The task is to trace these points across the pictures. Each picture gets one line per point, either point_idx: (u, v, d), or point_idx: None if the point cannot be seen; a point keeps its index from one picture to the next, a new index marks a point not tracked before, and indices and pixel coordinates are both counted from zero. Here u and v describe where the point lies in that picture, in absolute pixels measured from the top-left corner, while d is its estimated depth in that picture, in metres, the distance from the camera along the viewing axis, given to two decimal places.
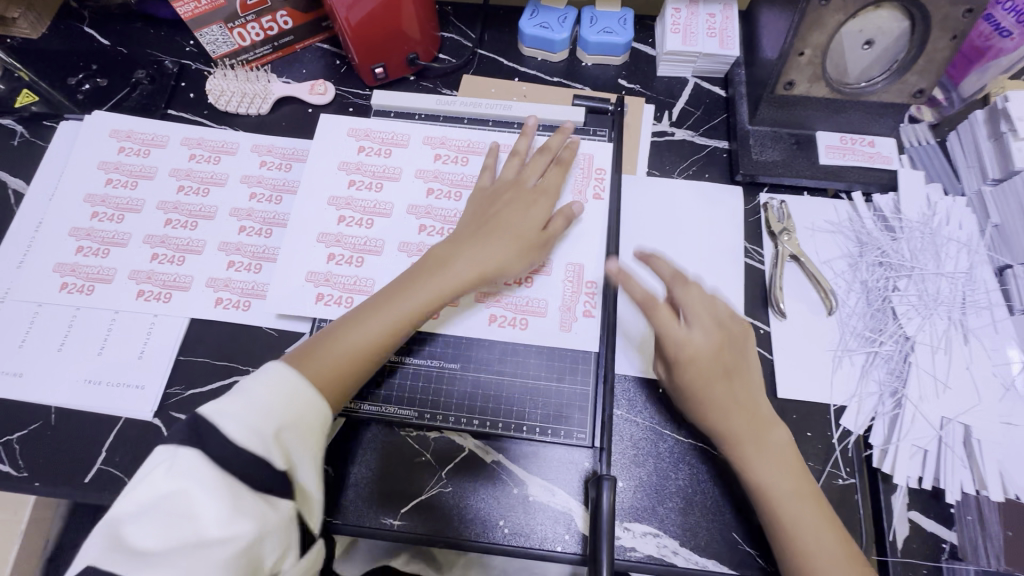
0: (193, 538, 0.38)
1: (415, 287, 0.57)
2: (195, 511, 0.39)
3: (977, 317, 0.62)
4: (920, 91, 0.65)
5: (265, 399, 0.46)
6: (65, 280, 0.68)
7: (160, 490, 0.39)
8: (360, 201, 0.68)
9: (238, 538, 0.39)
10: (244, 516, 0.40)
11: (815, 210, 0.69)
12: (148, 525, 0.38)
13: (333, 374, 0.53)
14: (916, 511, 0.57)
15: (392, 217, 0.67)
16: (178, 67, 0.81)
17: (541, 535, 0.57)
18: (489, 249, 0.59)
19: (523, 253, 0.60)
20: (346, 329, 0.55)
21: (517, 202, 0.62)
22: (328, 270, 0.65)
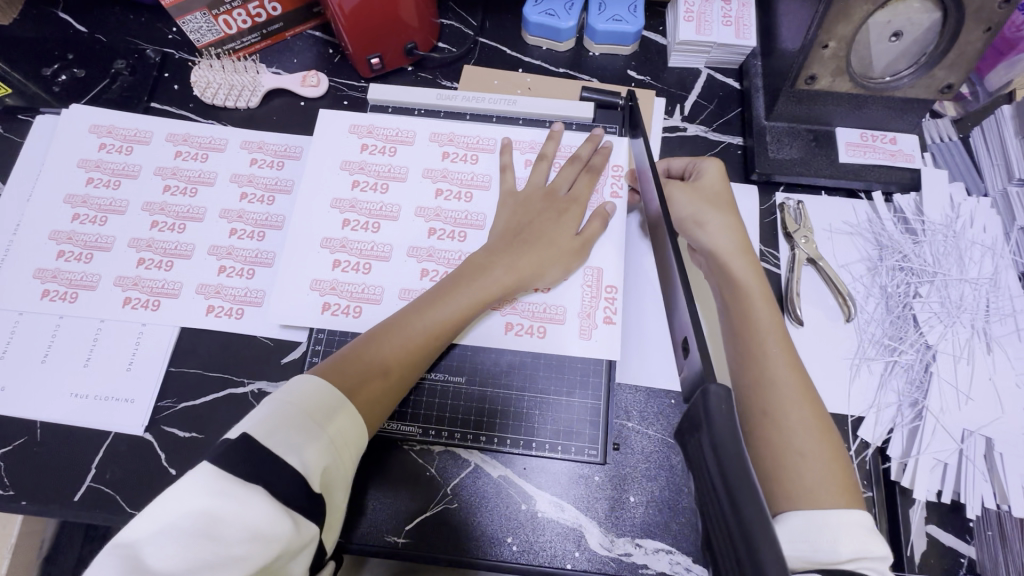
0: (216, 557, 0.36)
1: (454, 295, 0.55)
2: (220, 527, 0.37)
3: (1001, 325, 0.59)
4: (948, 86, 0.62)
5: (297, 414, 0.44)
6: (46, 288, 0.64)
7: (182, 509, 0.37)
8: (365, 204, 0.64)
9: (263, 554, 0.37)
10: (271, 533, 0.38)
11: (833, 212, 0.67)
12: (167, 548, 0.36)
13: (369, 383, 0.50)
14: (934, 525, 0.56)
15: (399, 220, 0.64)
16: (161, 57, 0.77)
17: (550, 552, 0.55)
18: (527, 254, 0.57)
19: (562, 258, 0.58)
20: (382, 338, 0.53)
21: (551, 210, 0.61)
22: (334, 277, 0.62)
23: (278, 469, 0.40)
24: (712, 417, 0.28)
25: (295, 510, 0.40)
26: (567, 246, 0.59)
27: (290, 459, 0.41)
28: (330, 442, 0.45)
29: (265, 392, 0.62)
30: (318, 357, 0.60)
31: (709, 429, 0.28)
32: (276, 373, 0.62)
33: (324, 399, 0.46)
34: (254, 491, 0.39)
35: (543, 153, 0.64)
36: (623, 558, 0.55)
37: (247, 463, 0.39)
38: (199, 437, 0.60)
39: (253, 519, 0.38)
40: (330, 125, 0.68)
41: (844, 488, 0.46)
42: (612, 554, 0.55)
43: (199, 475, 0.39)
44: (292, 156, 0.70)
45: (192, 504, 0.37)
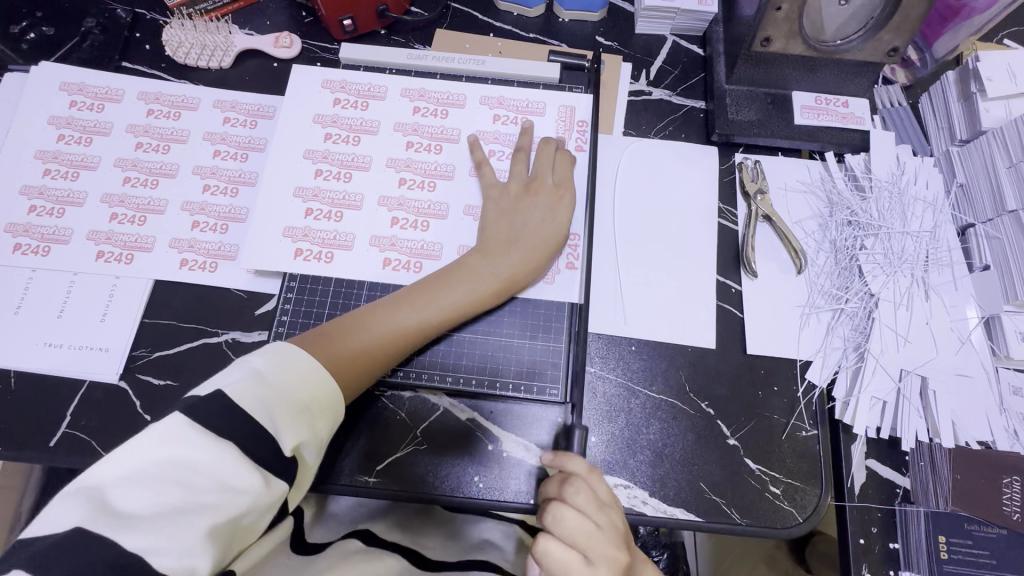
0: (185, 504, 0.37)
1: (440, 294, 0.56)
2: (191, 476, 0.38)
3: (939, 274, 0.63)
4: (894, 49, 0.65)
5: (274, 380, 0.45)
6: (18, 241, 0.65)
7: (152, 457, 0.37)
8: (337, 155, 0.66)
9: (231, 506, 0.39)
10: (241, 487, 0.39)
11: (789, 171, 0.70)
12: (137, 494, 0.36)
13: (347, 365, 0.52)
14: (873, 459, 0.60)
15: (371, 171, 0.65)
16: (132, 16, 0.76)
17: (514, 488, 0.58)
18: (512, 257, 0.58)
19: (535, 254, 0.59)
20: (369, 317, 0.55)
21: (525, 194, 0.61)
22: (307, 224, 0.63)
23: (250, 423, 0.41)
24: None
25: (273, 478, 0.42)
26: (539, 213, 0.60)
27: (263, 420, 0.42)
28: (304, 409, 0.46)
29: (239, 342, 0.63)
30: (290, 305, 0.61)
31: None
32: (250, 324, 0.64)
33: (305, 372, 0.47)
34: (224, 446, 0.40)
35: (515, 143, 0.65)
36: None
37: (212, 413, 0.40)
38: (174, 385, 0.61)
39: (224, 473, 0.39)
40: (301, 84, 0.69)
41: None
42: None
43: (168, 424, 0.39)
44: (265, 115, 0.71)
45: (163, 452, 0.38)
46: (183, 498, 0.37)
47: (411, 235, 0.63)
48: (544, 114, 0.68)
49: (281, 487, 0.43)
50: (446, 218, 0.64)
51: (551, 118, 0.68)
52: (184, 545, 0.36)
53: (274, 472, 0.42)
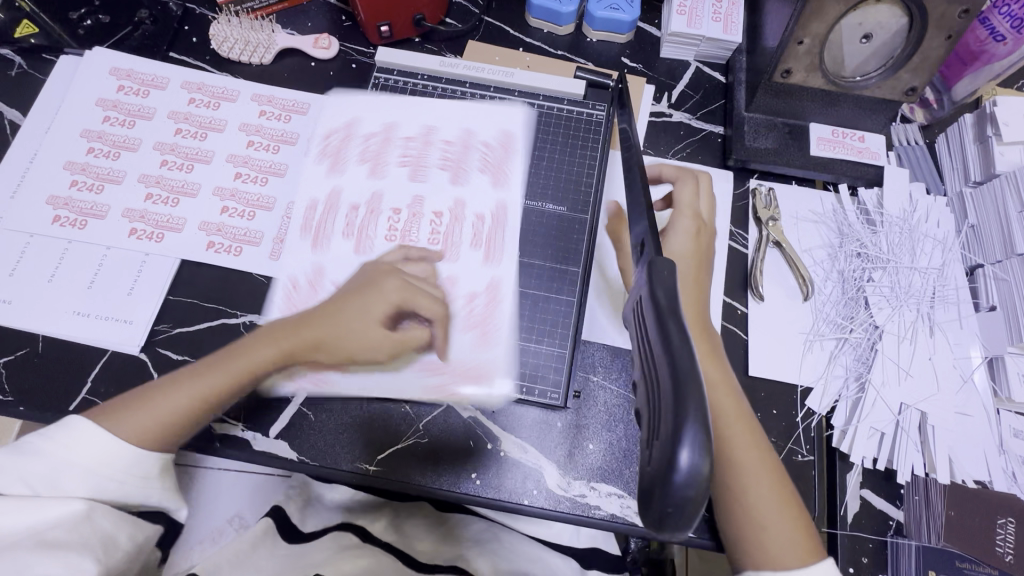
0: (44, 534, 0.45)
1: (244, 354, 0.56)
2: None
3: (945, 311, 0.64)
4: (912, 89, 0.67)
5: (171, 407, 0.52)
6: (58, 214, 0.68)
7: None
8: (392, 151, 0.70)
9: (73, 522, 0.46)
10: None
11: (801, 200, 0.71)
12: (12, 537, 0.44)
13: (172, 421, 0.52)
14: (868, 490, 0.60)
15: (416, 176, 0.69)
16: (182, 10, 0.81)
17: (511, 488, 0.59)
18: (333, 320, 0.59)
19: (380, 301, 0.59)
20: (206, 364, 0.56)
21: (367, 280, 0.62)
22: (331, 203, 0.67)
23: None
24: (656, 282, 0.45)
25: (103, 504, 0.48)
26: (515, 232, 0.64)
27: None
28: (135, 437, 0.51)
29: (257, 324, 0.65)
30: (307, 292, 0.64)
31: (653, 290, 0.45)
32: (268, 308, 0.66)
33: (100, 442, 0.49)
34: None
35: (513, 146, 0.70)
36: (578, 498, 0.59)
37: None
38: (191, 360, 0.64)
39: None
40: (355, 102, 0.72)
41: (807, 545, 0.50)
42: (567, 494, 0.59)
43: None
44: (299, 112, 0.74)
45: None
46: None
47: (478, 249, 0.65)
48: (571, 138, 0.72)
49: None
50: (498, 236, 0.66)
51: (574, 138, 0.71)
52: None
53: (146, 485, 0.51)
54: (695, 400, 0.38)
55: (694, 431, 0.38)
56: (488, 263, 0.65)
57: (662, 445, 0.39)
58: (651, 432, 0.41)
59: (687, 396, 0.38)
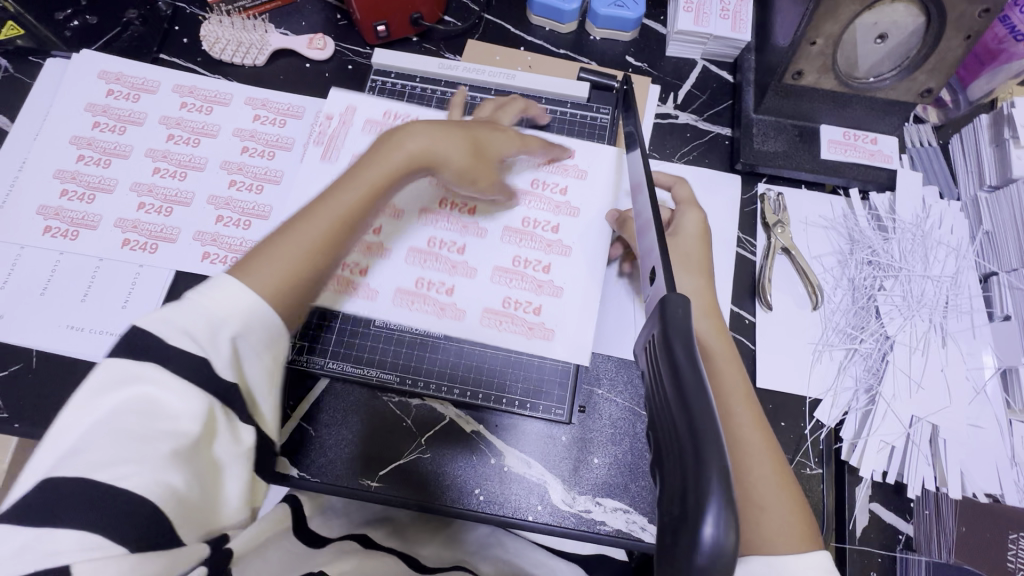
0: (156, 436, 0.35)
1: (367, 167, 0.48)
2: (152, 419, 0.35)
3: (958, 321, 0.63)
4: (928, 90, 0.64)
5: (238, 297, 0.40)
6: (48, 224, 0.66)
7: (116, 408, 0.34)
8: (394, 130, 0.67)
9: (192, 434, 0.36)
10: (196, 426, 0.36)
11: (811, 205, 0.69)
12: (92, 447, 0.33)
13: (303, 275, 0.43)
14: (878, 504, 0.59)
15: None
16: (172, 10, 0.78)
17: (514, 504, 0.58)
18: (427, 130, 0.51)
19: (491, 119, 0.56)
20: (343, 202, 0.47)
21: (480, 122, 0.57)
22: None
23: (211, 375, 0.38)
24: (668, 317, 0.32)
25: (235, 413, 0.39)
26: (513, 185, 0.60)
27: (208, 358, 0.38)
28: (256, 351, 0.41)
29: None
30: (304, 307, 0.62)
31: (664, 326, 0.31)
32: None
33: (246, 292, 0.40)
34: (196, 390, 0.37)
35: (524, 107, 0.65)
36: (582, 514, 0.58)
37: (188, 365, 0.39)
38: None
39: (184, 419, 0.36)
40: (354, 91, 0.68)
41: (804, 532, 0.46)
42: (572, 510, 0.58)
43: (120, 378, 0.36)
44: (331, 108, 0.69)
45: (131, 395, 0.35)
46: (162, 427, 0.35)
47: (530, 255, 0.61)
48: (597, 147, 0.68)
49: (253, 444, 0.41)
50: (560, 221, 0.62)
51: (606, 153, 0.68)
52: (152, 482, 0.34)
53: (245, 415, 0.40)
54: (716, 458, 0.24)
55: (721, 494, 0.23)
56: (498, 281, 0.60)
57: (681, 517, 0.24)
58: (670, 500, 0.25)
59: (707, 451, 0.24)
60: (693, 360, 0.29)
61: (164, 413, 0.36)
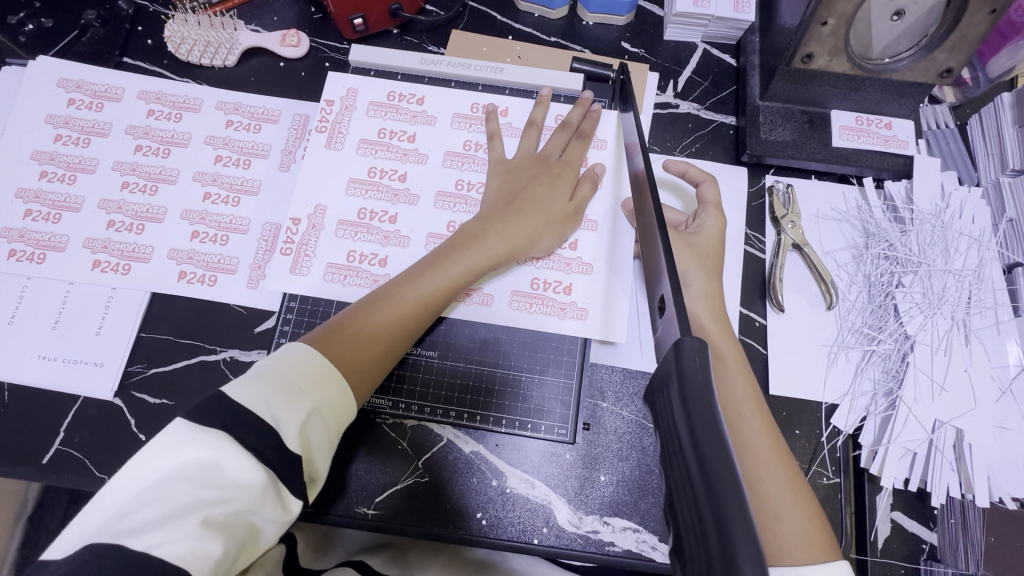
0: (204, 502, 0.37)
1: (447, 262, 0.54)
2: (211, 477, 0.38)
3: (981, 317, 0.59)
4: (948, 70, 0.60)
5: (292, 379, 0.45)
6: (12, 248, 0.62)
7: (177, 460, 0.37)
8: (393, 147, 0.63)
9: (238, 501, 0.38)
10: (247, 482, 0.39)
11: (823, 197, 0.65)
12: (144, 508, 0.36)
13: (376, 357, 0.51)
14: (899, 512, 0.57)
15: (426, 164, 0.63)
16: (133, 9, 0.73)
17: (518, 527, 0.55)
18: (503, 225, 0.56)
19: (560, 191, 0.59)
20: (408, 289, 0.53)
21: (543, 177, 0.59)
22: (361, 221, 0.60)
23: (254, 428, 0.40)
24: (683, 367, 0.27)
25: (280, 482, 0.41)
26: (557, 211, 0.58)
27: (263, 415, 0.41)
28: (313, 412, 0.44)
29: (239, 360, 0.61)
30: (289, 328, 0.59)
31: (679, 379, 0.27)
32: (249, 342, 0.61)
33: (314, 367, 0.46)
34: (231, 444, 0.39)
35: (532, 120, 0.63)
36: (590, 535, 0.55)
37: (213, 417, 0.40)
38: (169, 404, 0.59)
39: (244, 475, 0.39)
40: (338, 101, 0.64)
41: (824, 544, 0.42)
42: (579, 531, 0.55)
43: (174, 433, 0.38)
44: (319, 128, 0.63)
45: (187, 454, 0.38)
46: (214, 489, 0.37)
47: (556, 268, 0.59)
48: (606, 148, 0.63)
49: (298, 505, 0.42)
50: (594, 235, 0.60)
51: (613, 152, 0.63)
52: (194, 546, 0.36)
53: (282, 480, 0.41)
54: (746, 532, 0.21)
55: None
56: (516, 308, 0.58)
57: None
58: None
59: (740, 556, 0.21)
60: (716, 427, 0.25)
61: (216, 469, 0.38)
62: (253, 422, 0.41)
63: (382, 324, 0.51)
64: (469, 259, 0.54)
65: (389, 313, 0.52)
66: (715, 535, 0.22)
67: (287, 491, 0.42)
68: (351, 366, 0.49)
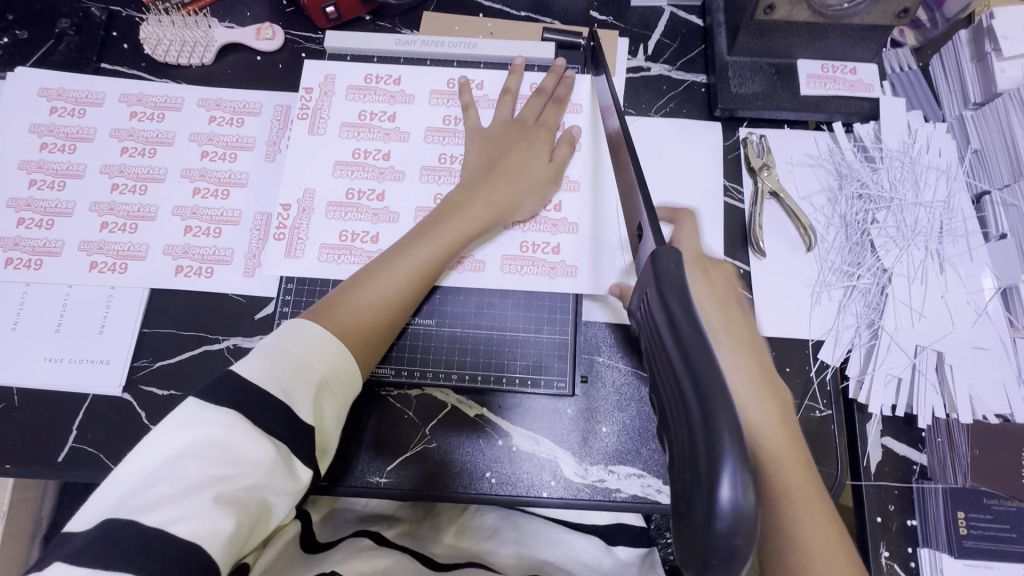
0: (214, 479, 0.38)
1: (436, 231, 0.56)
2: (222, 454, 0.39)
3: (953, 245, 0.62)
4: (905, 10, 0.61)
5: (294, 354, 0.46)
6: (9, 256, 0.63)
7: (188, 439, 0.39)
8: (376, 128, 0.64)
9: (248, 477, 0.39)
10: (257, 458, 0.40)
11: (795, 144, 0.67)
12: (157, 484, 0.37)
13: (377, 328, 0.52)
14: (889, 437, 0.59)
15: (409, 142, 0.64)
16: (107, 15, 0.74)
17: (527, 483, 0.57)
18: (487, 192, 0.58)
19: (539, 153, 0.61)
20: (399, 260, 0.55)
21: (521, 140, 0.61)
22: (351, 202, 0.62)
23: (263, 402, 0.42)
24: (658, 271, 0.30)
25: (291, 457, 0.42)
26: (539, 174, 0.60)
27: (273, 390, 0.43)
28: (323, 385, 0.46)
29: (241, 347, 0.62)
30: (289, 309, 0.60)
31: (656, 282, 0.30)
32: (251, 329, 0.63)
33: (315, 337, 0.47)
34: (242, 423, 0.40)
35: (507, 88, 0.65)
36: (597, 484, 0.57)
37: (223, 393, 0.42)
38: (177, 394, 0.61)
39: (253, 452, 0.40)
40: (317, 89, 0.66)
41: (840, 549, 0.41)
42: (586, 481, 0.57)
43: (185, 414, 0.40)
44: (301, 116, 0.65)
45: (197, 433, 0.39)
46: (225, 465, 0.39)
47: (542, 229, 0.61)
48: (582, 112, 0.65)
49: (308, 477, 0.44)
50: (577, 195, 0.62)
51: (589, 114, 0.65)
52: (207, 520, 0.37)
53: (293, 453, 0.43)
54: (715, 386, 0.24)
55: (734, 456, 0.22)
56: (507, 271, 0.60)
57: (695, 462, 0.24)
58: (685, 465, 0.25)
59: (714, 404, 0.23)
60: (693, 317, 0.27)
61: (225, 447, 0.39)
62: (262, 395, 0.42)
63: (378, 296, 0.53)
64: (457, 228, 0.56)
65: (384, 285, 0.53)
66: (691, 389, 0.24)
67: (297, 464, 0.43)
68: (353, 337, 0.50)
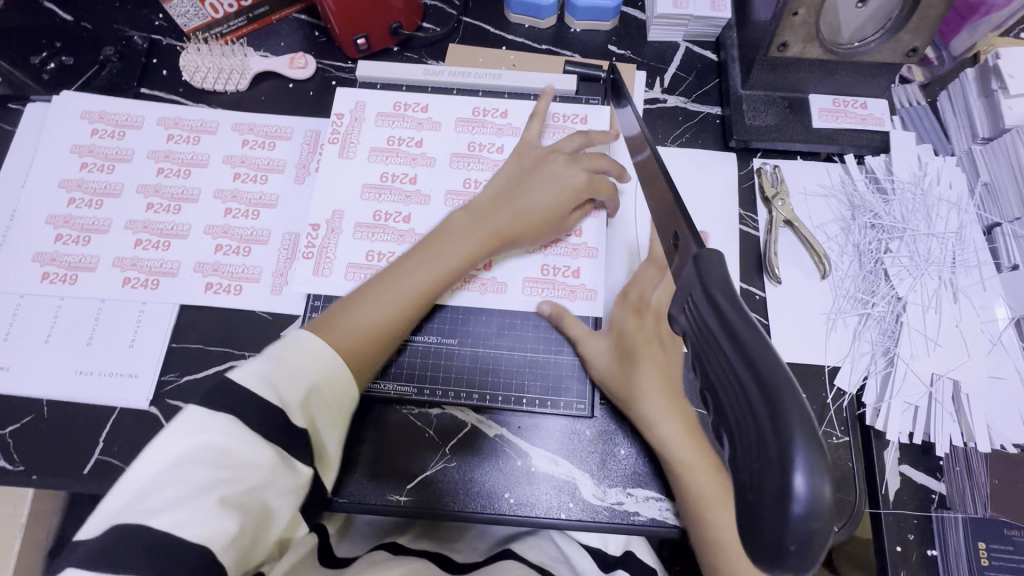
0: (216, 483, 0.36)
1: (444, 251, 0.56)
2: (223, 459, 0.37)
3: (967, 276, 0.63)
4: (913, 50, 0.64)
5: (294, 361, 0.43)
6: (46, 271, 0.65)
7: (189, 443, 0.37)
8: (402, 153, 0.67)
9: (251, 481, 0.38)
10: (256, 462, 0.38)
11: (808, 175, 0.69)
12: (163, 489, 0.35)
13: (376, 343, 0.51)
14: (907, 465, 0.59)
15: (435, 167, 0.67)
16: (148, 43, 0.77)
17: (545, 504, 0.58)
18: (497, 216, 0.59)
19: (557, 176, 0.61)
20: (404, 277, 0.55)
21: (537, 164, 0.62)
22: (377, 224, 0.64)
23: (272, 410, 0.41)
24: (704, 274, 0.28)
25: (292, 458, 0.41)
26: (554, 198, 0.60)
27: (272, 398, 0.41)
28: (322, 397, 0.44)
29: None
30: None
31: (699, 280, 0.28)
32: None
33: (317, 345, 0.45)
34: (242, 426, 0.39)
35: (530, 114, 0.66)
36: (616, 506, 0.57)
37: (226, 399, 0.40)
38: None
39: (252, 456, 0.38)
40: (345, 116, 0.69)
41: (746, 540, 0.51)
42: (605, 503, 0.57)
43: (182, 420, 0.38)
44: (331, 141, 0.67)
45: (196, 439, 0.37)
46: (226, 471, 0.37)
47: (563, 254, 0.63)
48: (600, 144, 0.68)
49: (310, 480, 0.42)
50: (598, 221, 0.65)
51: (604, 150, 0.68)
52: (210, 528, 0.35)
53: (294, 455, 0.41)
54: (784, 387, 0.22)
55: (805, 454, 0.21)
56: (530, 293, 0.62)
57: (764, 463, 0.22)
58: (745, 461, 0.23)
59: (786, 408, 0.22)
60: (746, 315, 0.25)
61: (227, 453, 0.38)
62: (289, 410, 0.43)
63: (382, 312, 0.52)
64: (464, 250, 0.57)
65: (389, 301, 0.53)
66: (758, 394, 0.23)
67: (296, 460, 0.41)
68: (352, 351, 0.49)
